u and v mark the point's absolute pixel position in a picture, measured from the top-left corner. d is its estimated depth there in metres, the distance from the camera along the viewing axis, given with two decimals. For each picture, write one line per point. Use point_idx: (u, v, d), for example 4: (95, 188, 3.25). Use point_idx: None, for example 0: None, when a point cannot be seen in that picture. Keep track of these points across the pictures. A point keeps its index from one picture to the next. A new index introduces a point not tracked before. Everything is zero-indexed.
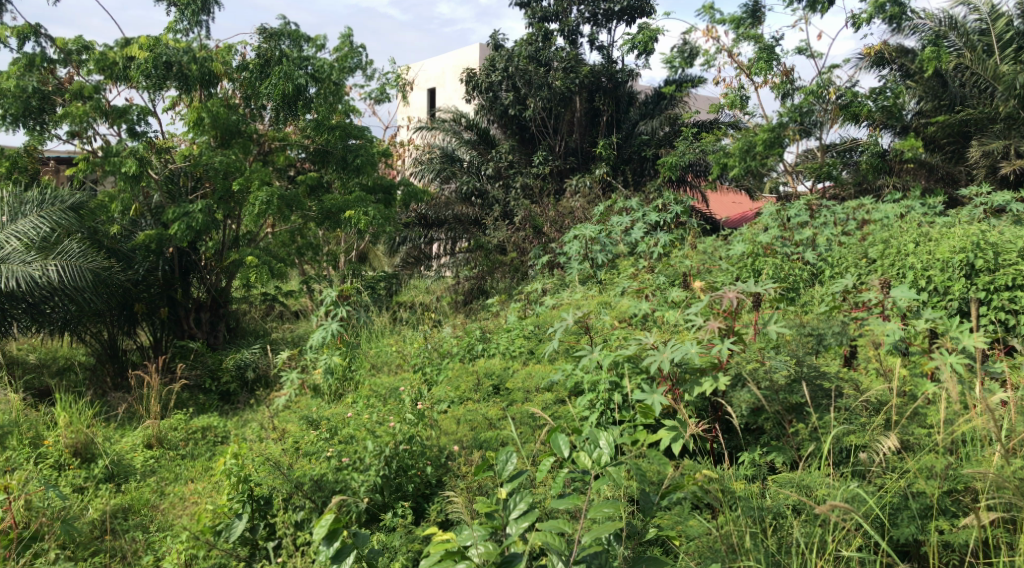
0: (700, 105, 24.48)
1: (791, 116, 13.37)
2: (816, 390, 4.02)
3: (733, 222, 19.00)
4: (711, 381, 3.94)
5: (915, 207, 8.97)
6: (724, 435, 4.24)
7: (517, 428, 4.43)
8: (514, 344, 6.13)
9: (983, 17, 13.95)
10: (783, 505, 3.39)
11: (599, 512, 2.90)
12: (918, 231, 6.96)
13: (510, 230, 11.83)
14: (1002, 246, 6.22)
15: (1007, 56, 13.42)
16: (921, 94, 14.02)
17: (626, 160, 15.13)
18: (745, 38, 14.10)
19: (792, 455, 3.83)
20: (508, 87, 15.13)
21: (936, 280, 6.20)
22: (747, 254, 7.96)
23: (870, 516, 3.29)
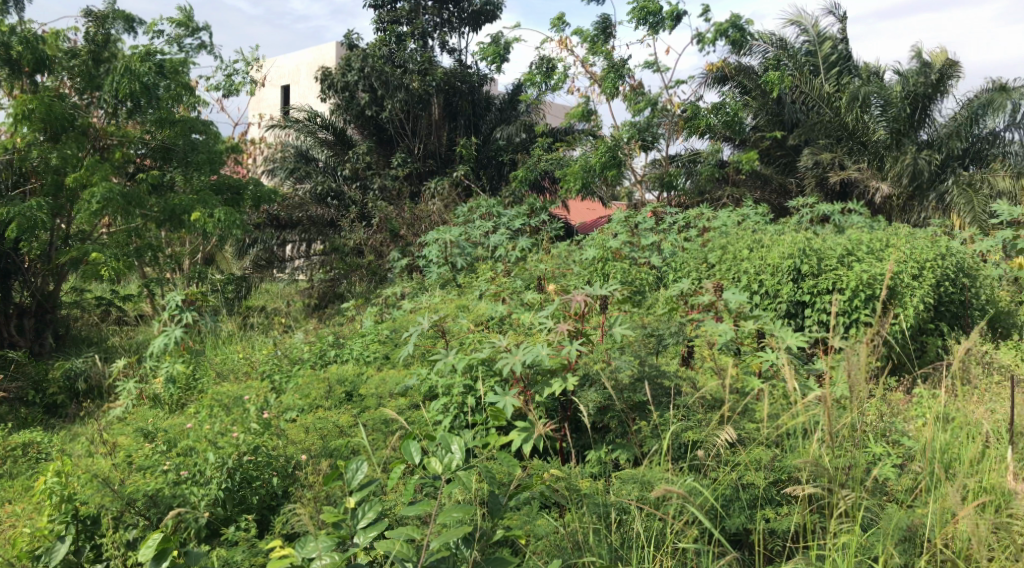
0: (557, 114, 25.09)
1: (636, 131, 13.97)
2: (656, 388, 4.20)
3: (586, 229, 19.60)
4: (561, 381, 4.06)
5: (750, 216, 9.57)
6: (573, 434, 4.34)
7: (369, 434, 4.37)
8: (369, 349, 6.05)
9: (811, 39, 15.09)
10: (626, 500, 3.48)
11: (448, 516, 2.91)
12: (751, 236, 7.45)
13: (366, 233, 11.68)
14: (824, 252, 6.76)
15: (832, 77, 14.74)
16: (757, 109, 14.93)
17: (483, 164, 15.39)
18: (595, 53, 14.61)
19: (636, 452, 3.96)
20: (365, 87, 14.82)
21: (767, 284, 6.65)
22: (598, 259, 8.22)
23: (705, 507, 3.47)
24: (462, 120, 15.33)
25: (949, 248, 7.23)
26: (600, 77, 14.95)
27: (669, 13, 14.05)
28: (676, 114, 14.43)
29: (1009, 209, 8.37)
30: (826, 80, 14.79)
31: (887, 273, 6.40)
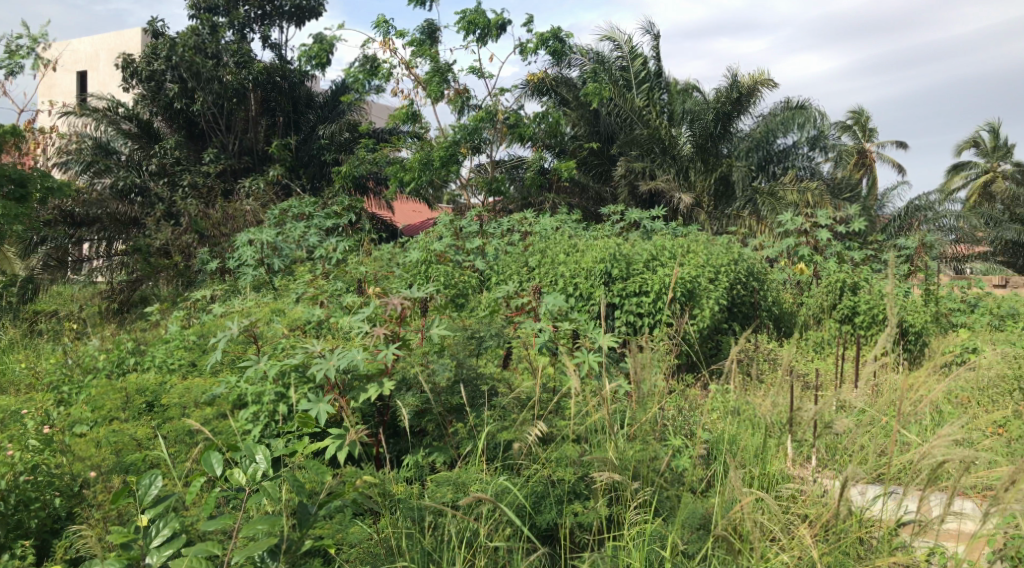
0: (381, 116, 24.87)
1: (463, 135, 14.25)
2: (473, 390, 4.23)
3: (410, 231, 19.57)
4: (377, 386, 3.99)
5: (568, 221, 9.89)
6: (391, 439, 4.27)
7: (170, 446, 4.11)
8: (173, 356, 5.69)
9: (624, 55, 15.77)
10: (440, 502, 3.48)
11: (252, 529, 2.80)
12: (568, 241, 7.72)
13: (175, 233, 11.01)
14: (632, 257, 7.13)
15: (642, 92, 15.39)
16: (577, 120, 15.67)
17: (304, 163, 15.01)
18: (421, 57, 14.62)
19: (452, 454, 3.97)
20: (173, 78, 14.12)
21: (582, 286, 6.90)
22: (421, 262, 8.16)
23: (516, 506, 3.53)
24: (281, 118, 14.85)
25: (742, 254, 7.85)
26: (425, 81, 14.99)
27: (494, 22, 14.32)
28: (501, 122, 14.99)
29: (793, 220, 9.21)
30: (638, 94, 15.45)
31: (688, 276, 6.81)
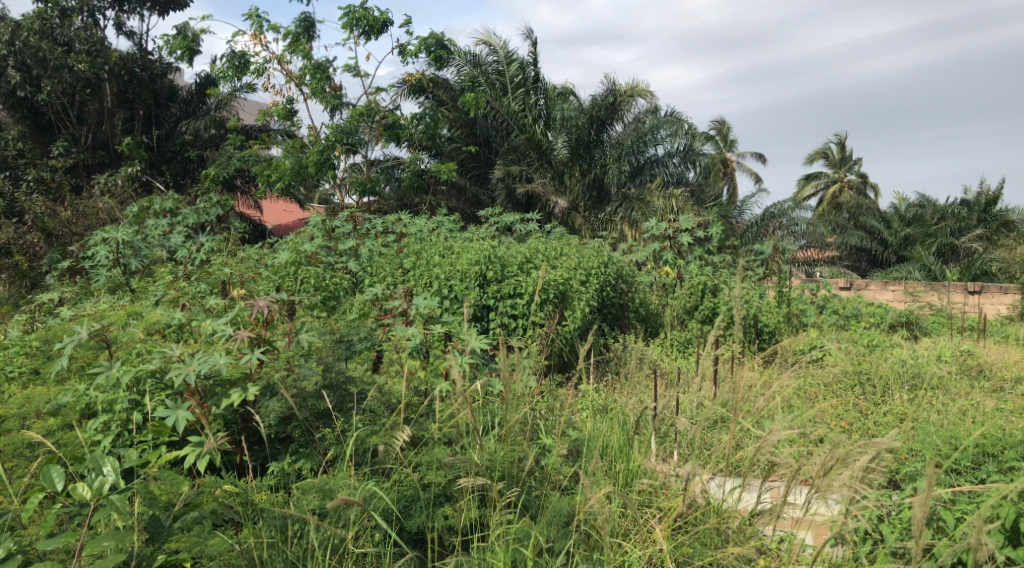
0: (250, 113, 24.06)
1: (338, 136, 14.12)
2: (342, 395, 4.12)
3: (280, 232, 19.06)
4: (240, 392, 3.82)
5: (443, 223, 9.86)
6: (255, 447, 4.10)
7: (7, 460, 3.81)
8: (13, 363, 5.28)
9: (499, 59, 15.94)
10: (306, 509, 3.38)
11: (98, 546, 2.62)
12: (442, 243, 7.70)
13: (18, 232, 10.39)
14: (506, 259, 7.19)
15: (518, 98, 15.66)
16: (454, 121, 15.67)
17: (166, 159, 14.49)
18: (297, 52, 14.28)
19: (320, 460, 3.86)
20: (16, 65, 13.04)
21: (456, 289, 6.88)
22: (290, 263, 7.90)
23: (386, 511, 3.47)
24: (140, 111, 14.19)
25: (611, 257, 8.05)
26: (299, 77, 14.62)
27: (377, 20, 14.20)
28: (377, 122, 14.85)
29: (659, 224, 9.53)
30: (514, 99, 15.71)
31: (560, 279, 6.93)
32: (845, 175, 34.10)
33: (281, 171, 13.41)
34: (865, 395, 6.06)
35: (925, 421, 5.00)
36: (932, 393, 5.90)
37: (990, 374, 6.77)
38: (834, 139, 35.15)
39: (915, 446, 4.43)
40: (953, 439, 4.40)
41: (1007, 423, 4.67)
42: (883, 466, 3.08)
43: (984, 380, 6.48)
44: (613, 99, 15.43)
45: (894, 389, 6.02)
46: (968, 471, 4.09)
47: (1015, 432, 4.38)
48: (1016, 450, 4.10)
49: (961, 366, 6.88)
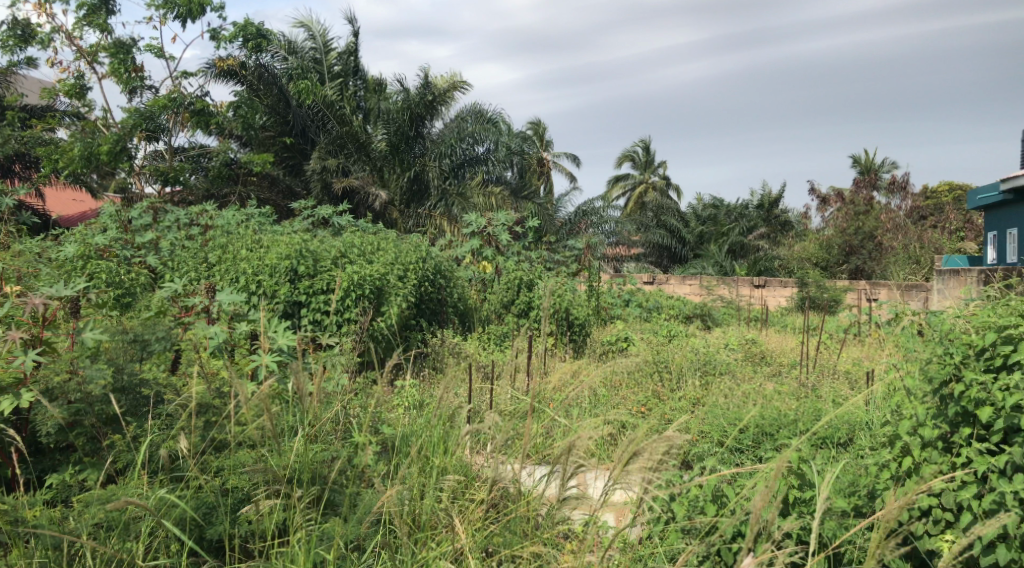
0: (34, 93, 21.87)
1: (137, 121, 13.46)
2: (133, 400, 3.81)
3: (69, 223, 17.54)
4: (11, 399, 3.44)
5: (253, 216, 9.45)
6: (31, 456, 3.71)
7: None
8: None
9: (317, 46, 15.60)
10: (88, 525, 3.10)
11: None
12: (250, 235, 7.37)
13: None
14: (319, 254, 6.99)
15: (336, 86, 15.34)
16: (264, 108, 14.92)
17: None
18: (94, 27, 13.21)
19: (107, 470, 3.56)
20: None
21: (265, 285, 6.61)
22: (78, 257, 7.25)
23: (182, 520, 3.25)
24: None
25: (428, 252, 8.03)
26: (93, 54, 13.49)
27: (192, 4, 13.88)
28: (183, 106, 14.18)
29: (477, 220, 9.63)
30: (330, 87, 15.34)
31: (376, 275, 6.83)
32: (649, 177, 36.17)
33: (70, 157, 12.26)
34: (662, 381, 6.47)
35: (714, 405, 5.42)
36: (719, 378, 6.41)
37: (770, 360, 7.44)
38: (640, 143, 37.17)
39: (705, 429, 4.80)
40: (737, 421, 4.79)
41: (783, 405, 5.16)
42: (675, 449, 3.26)
43: (765, 366, 7.10)
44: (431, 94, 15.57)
45: (688, 375, 6.48)
46: (749, 449, 4.48)
47: (789, 412, 4.84)
48: (789, 428, 4.55)
49: (747, 354, 7.50)
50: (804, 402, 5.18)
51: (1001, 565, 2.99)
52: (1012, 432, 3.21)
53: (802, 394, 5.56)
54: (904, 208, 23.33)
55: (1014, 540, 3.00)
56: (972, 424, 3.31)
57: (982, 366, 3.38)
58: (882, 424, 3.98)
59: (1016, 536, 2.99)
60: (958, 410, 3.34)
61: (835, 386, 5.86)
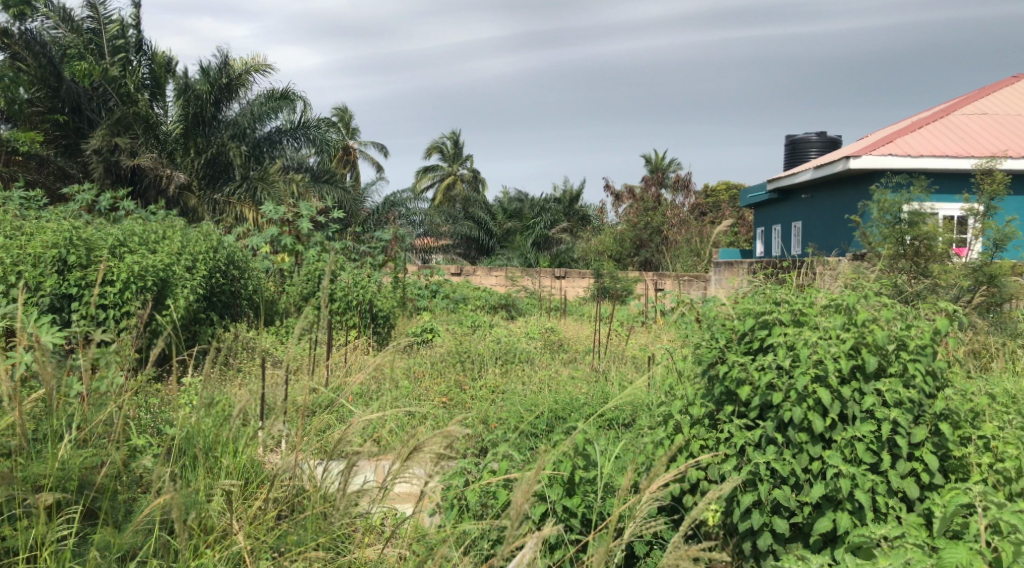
0: None
1: None
2: None
3: None
4: None
5: (17, 200, 8.53)
6: None
7: None
8: None
9: (95, 18, 14.37)
10: None
11: None
12: (9, 221, 6.66)
13: None
14: (94, 242, 6.43)
15: (117, 62, 14.22)
16: (32, 79, 13.38)
17: None
18: None
19: None
20: None
21: (28, 276, 6.01)
22: None
23: None
24: None
25: (220, 240, 7.62)
26: None
27: None
28: None
29: (276, 208, 9.25)
30: (111, 63, 14.19)
31: (160, 265, 6.39)
32: (457, 169, 36.41)
33: None
34: (463, 371, 6.55)
35: (512, 392, 5.56)
36: (518, 366, 6.60)
37: (566, 347, 7.76)
38: (447, 134, 37.34)
39: (503, 416, 4.94)
40: (533, 407, 4.97)
41: (576, 390, 5.40)
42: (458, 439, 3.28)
43: (562, 353, 7.38)
44: (228, 76, 14.73)
45: (488, 364, 6.61)
46: (543, 434, 4.64)
47: (580, 397, 5.08)
48: (578, 413, 4.77)
49: (545, 342, 7.77)
50: (594, 387, 5.45)
51: (755, 529, 3.33)
52: (767, 408, 3.55)
53: (594, 379, 5.85)
54: (688, 205, 25.11)
55: (766, 506, 3.34)
56: (735, 401, 3.65)
57: (742, 349, 3.74)
58: (658, 405, 4.27)
59: (768, 502, 3.33)
60: (722, 389, 3.68)
61: (623, 370, 6.22)
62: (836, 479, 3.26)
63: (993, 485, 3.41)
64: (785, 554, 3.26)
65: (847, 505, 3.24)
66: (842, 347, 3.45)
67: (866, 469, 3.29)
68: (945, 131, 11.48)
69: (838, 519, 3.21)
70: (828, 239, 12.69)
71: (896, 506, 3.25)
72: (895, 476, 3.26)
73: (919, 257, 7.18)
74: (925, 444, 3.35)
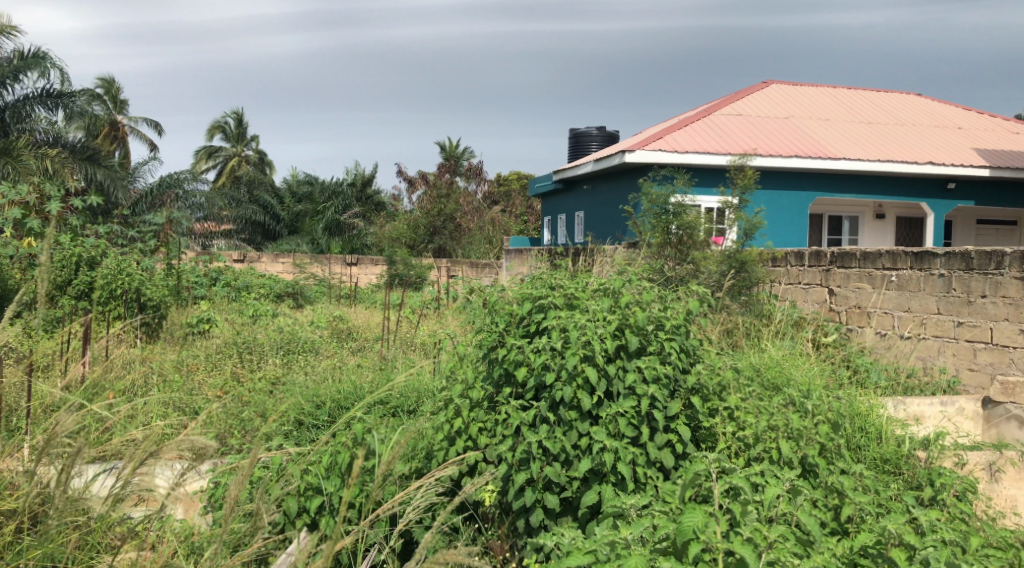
0: None
1: None
2: None
3: None
4: None
5: None
6: None
7: None
8: None
9: None
10: None
11: None
12: None
13: None
14: None
15: None
16: None
17: None
18: None
19: None
20: None
21: None
22: None
23: None
24: None
25: None
26: None
27: None
28: None
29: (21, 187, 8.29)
30: None
31: None
32: (242, 150, 34.69)
33: None
34: (241, 363, 6.24)
35: (293, 383, 5.38)
36: (301, 356, 6.38)
37: (354, 335, 7.63)
38: (230, 113, 35.41)
39: (282, 408, 4.76)
40: (314, 397, 4.84)
41: (359, 379, 5.32)
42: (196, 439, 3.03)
43: (349, 342, 7.24)
44: None
45: (268, 355, 6.34)
46: (325, 424, 4.55)
47: (362, 385, 5.02)
48: (361, 402, 4.72)
49: (332, 331, 7.59)
50: (379, 375, 5.39)
51: (529, 506, 3.46)
52: (541, 388, 3.68)
53: (381, 367, 5.79)
54: (480, 192, 25.54)
55: (538, 483, 3.47)
56: (512, 384, 3.76)
57: (520, 332, 3.86)
58: (438, 391, 4.30)
59: (540, 480, 3.46)
60: (500, 372, 3.78)
61: (410, 357, 6.20)
62: (601, 453, 3.44)
63: (736, 452, 3.77)
64: (555, 527, 3.42)
65: (610, 477, 3.44)
66: (607, 328, 3.66)
67: (628, 443, 3.51)
68: (707, 130, 12.46)
69: (602, 490, 3.39)
70: (606, 227, 13.40)
71: (653, 475, 3.49)
72: (653, 448, 3.51)
73: (683, 245, 7.73)
74: (679, 417, 3.64)
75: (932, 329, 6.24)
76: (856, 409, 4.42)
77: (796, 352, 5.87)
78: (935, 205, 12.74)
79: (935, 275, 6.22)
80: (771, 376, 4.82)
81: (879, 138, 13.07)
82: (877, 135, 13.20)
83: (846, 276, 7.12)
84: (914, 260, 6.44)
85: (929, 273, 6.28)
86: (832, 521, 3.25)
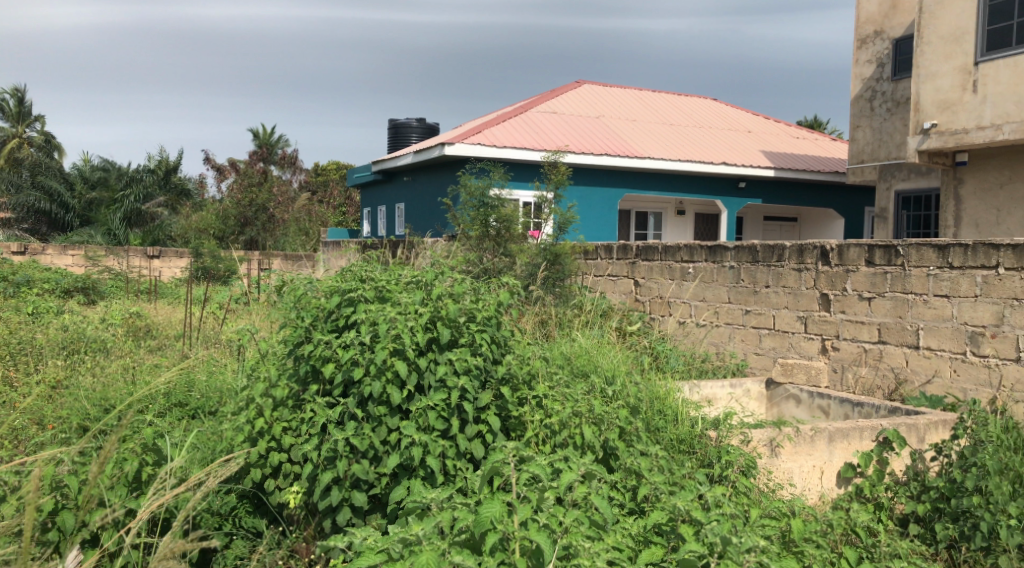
0: None
1: None
2: None
3: None
4: None
5: None
6: None
7: None
8: None
9: None
10: None
11: None
12: None
13: None
14: None
15: None
16: None
17: None
18: None
19: None
20: None
21: None
22: None
23: None
24: None
25: None
26: None
27: None
28: None
29: None
30: None
31: None
32: (23, 131, 31.44)
33: None
34: (16, 366, 5.65)
35: (77, 385, 4.94)
36: (89, 357, 5.87)
37: (153, 333, 7.14)
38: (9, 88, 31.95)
39: (63, 414, 4.36)
40: (101, 402, 4.50)
41: (153, 379, 4.97)
42: None
43: (146, 340, 6.74)
44: None
45: (50, 356, 5.78)
46: (114, 430, 4.23)
47: (157, 387, 4.70)
48: (155, 406, 4.42)
49: (128, 328, 7.05)
50: (177, 374, 5.06)
51: (335, 506, 3.37)
52: (349, 384, 3.59)
53: (179, 366, 5.44)
54: (296, 182, 24.70)
55: (345, 482, 3.39)
56: (318, 381, 3.64)
57: (328, 327, 3.74)
58: (241, 390, 4.09)
59: (347, 478, 3.38)
60: (307, 368, 3.65)
61: (213, 355, 5.87)
62: (410, 448, 3.40)
63: (542, 440, 3.86)
64: (362, 526, 3.36)
65: (419, 472, 3.42)
66: (418, 321, 3.63)
67: (437, 435, 3.50)
68: (524, 126, 12.74)
69: (410, 485, 3.36)
70: (424, 221, 13.38)
71: (462, 467, 3.50)
72: (463, 440, 3.52)
73: (499, 238, 7.84)
74: (487, 407, 3.68)
75: (724, 317, 6.72)
76: (655, 393, 4.66)
77: (603, 340, 6.13)
78: (728, 203, 13.74)
79: (726, 267, 6.69)
80: (578, 364, 5.00)
81: (680, 139, 13.90)
82: (679, 136, 14.04)
83: (649, 268, 7.52)
84: (708, 253, 6.89)
85: (721, 265, 6.74)
86: (630, 501, 3.43)
